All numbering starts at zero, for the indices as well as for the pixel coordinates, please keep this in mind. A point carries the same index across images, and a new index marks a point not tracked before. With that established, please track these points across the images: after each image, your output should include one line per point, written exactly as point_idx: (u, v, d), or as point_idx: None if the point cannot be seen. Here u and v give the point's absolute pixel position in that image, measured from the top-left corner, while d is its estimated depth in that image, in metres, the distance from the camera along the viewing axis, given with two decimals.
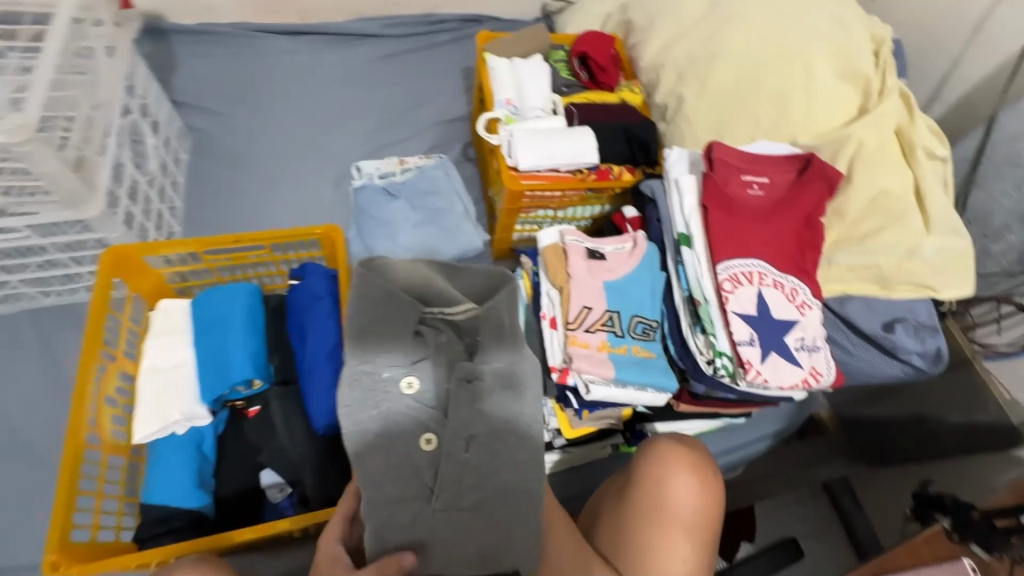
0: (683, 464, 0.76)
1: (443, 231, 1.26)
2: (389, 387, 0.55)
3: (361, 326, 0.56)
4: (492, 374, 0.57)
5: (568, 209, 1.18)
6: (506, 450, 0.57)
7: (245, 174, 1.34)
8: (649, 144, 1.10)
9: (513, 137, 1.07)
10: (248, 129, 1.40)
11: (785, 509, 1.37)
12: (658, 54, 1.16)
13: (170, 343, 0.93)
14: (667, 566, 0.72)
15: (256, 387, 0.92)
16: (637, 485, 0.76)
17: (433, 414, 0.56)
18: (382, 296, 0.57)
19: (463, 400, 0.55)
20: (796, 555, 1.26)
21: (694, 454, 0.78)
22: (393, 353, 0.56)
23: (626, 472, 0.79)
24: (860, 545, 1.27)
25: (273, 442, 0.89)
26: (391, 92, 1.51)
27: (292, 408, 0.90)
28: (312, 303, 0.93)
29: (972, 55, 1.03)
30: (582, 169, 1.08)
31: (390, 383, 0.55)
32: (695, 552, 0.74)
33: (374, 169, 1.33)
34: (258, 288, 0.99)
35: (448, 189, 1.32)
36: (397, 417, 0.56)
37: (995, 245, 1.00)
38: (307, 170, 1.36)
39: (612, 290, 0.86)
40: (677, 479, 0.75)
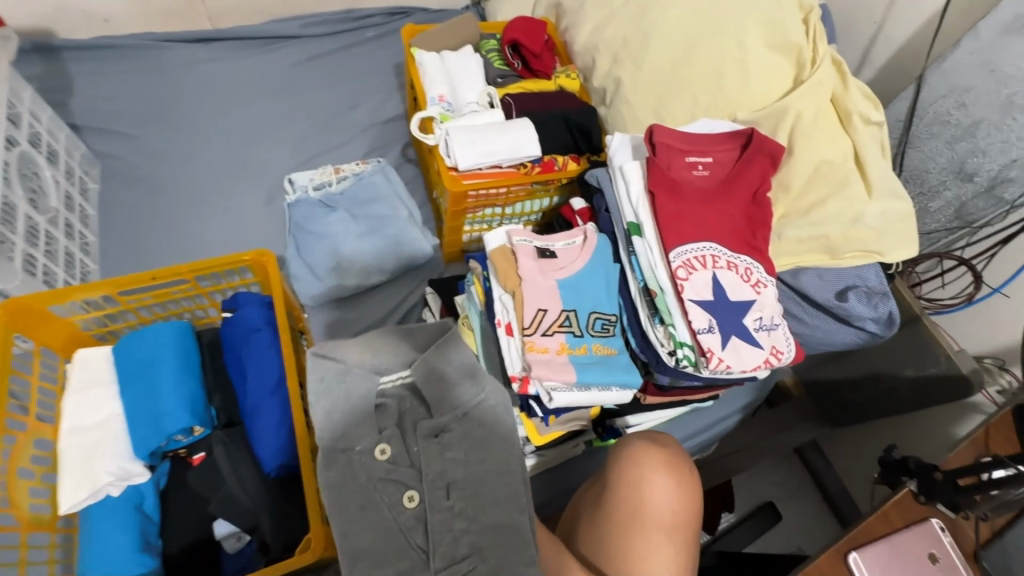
0: (658, 463, 0.75)
1: (388, 240, 1.18)
2: (365, 459, 0.55)
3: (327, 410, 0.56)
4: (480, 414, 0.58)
5: (516, 205, 1.14)
6: (489, 487, 0.56)
7: (168, 199, 1.24)
8: (590, 130, 1.07)
9: (449, 135, 1.02)
10: (165, 150, 1.30)
11: (760, 477, 1.40)
12: (592, 36, 1.13)
13: (92, 397, 0.84)
14: (650, 570, 0.71)
15: (197, 434, 0.84)
16: (615, 490, 0.75)
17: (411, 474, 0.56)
18: (339, 379, 0.57)
19: (432, 453, 0.56)
20: (777, 518, 1.27)
21: (668, 452, 0.77)
22: (363, 425, 0.57)
23: (602, 477, 0.78)
24: (834, 499, 1.29)
25: (222, 490, 0.81)
26: (319, 96, 1.43)
27: (239, 451, 0.83)
28: (250, 335, 0.86)
29: (894, 16, 1.04)
30: (525, 162, 1.04)
31: (364, 455, 0.56)
32: (677, 551, 0.73)
33: (307, 181, 1.25)
34: (188, 325, 0.91)
35: (389, 194, 1.24)
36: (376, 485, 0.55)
37: (933, 203, 1.02)
38: (234, 189, 1.27)
39: (566, 289, 0.83)
40: (653, 480, 0.74)
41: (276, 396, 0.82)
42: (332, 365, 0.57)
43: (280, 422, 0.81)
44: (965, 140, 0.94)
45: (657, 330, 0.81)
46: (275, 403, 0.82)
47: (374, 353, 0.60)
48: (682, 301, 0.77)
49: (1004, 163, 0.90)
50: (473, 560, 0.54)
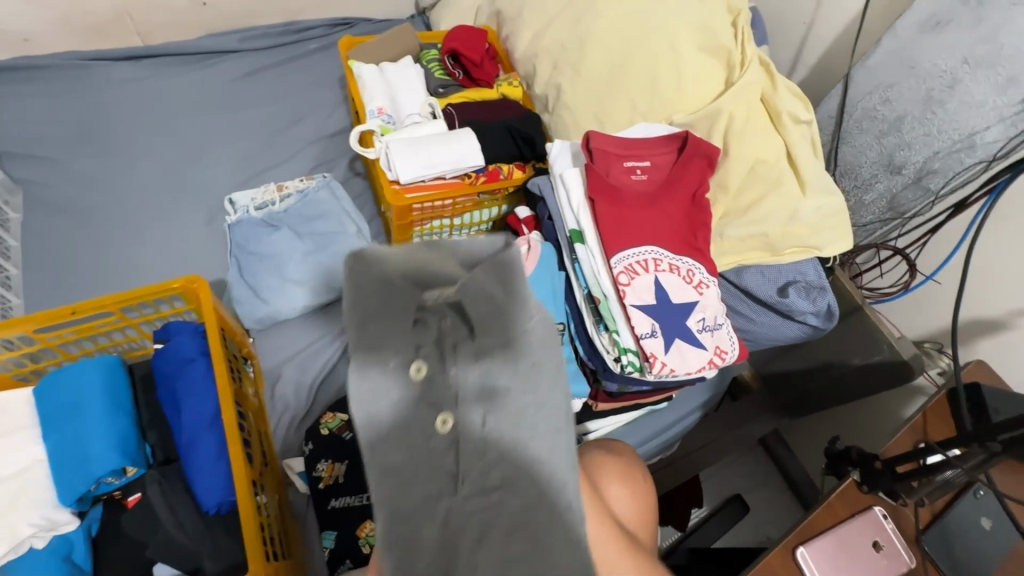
0: (613, 473, 0.74)
1: (336, 257, 1.15)
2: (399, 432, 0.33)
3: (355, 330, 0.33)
4: None
5: (465, 216, 1.12)
6: None
7: (100, 225, 1.18)
8: (534, 137, 1.06)
9: (389, 148, 1.00)
10: (95, 174, 1.24)
11: (726, 471, 1.41)
12: (531, 44, 1.13)
13: (12, 444, 0.79)
14: None
15: (130, 474, 0.80)
16: None
17: None
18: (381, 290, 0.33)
19: None
20: (745, 509, 1.28)
21: (624, 462, 0.77)
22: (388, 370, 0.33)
23: None
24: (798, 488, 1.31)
25: (159, 533, 0.77)
26: (259, 111, 1.39)
27: (175, 491, 0.79)
28: (184, 365, 0.82)
29: (822, 16, 1.07)
30: (469, 172, 1.03)
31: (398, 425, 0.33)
32: None
33: (248, 200, 1.21)
34: (118, 359, 0.86)
35: (335, 210, 1.21)
36: None
37: (867, 196, 1.06)
38: (171, 212, 1.22)
39: None
40: (608, 488, 0.72)
41: (214, 429, 0.79)
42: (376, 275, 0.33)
43: (218, 456, 0.78)
44: (892, 134, 0.97)
45: (602, 336, 0.81)
46: (213, 436, 0.78)
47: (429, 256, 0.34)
48: (625, 307, 0.78)
49: (928, 155, 0.93)
50: None
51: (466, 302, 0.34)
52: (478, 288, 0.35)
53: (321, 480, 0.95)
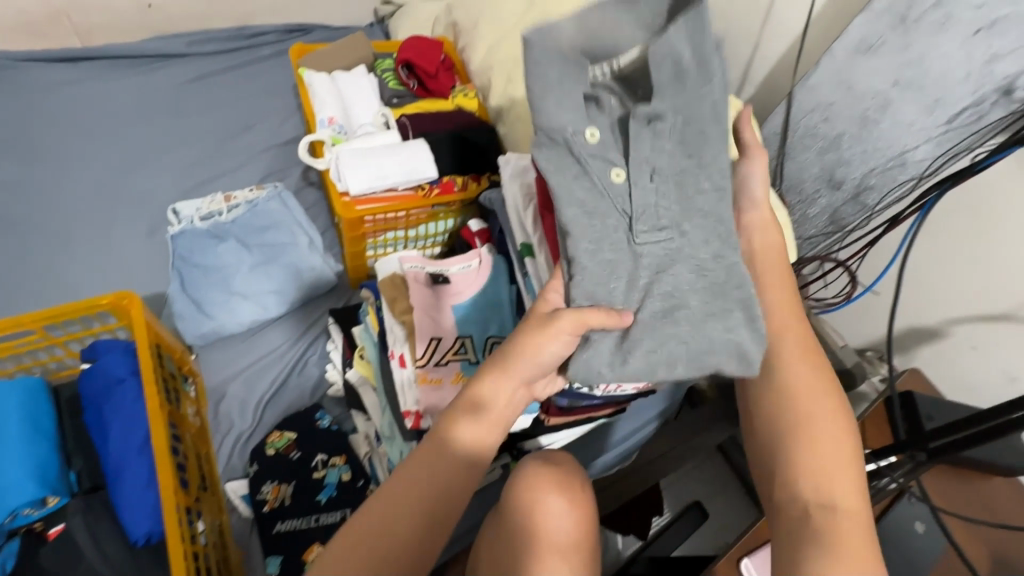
0: (548, 484, 0.67)
1: (286, 270, 1.12)
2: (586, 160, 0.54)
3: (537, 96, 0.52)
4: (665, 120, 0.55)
5: (419, 228, 1.10)
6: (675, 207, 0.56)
7: (30, 235, 1.12)
8: (488, 150, 1.06)
9: (340, 159, 0.98)
10: (26, 182, 1.18)
11: (684, 477, 1.42)
12: (487, 56, 1.13)
13: None
14: None
15: (52, 505, 0.75)
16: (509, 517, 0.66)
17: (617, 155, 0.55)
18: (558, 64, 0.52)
19: (643, 137, 0.54)
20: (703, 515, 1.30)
21: (562, 471, 0.69)
22: (576, 114, 0.53)
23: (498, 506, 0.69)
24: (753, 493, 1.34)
25: (80, 567, 0.72)
26: (209, 117, 1.34)
27: (101, 521, 0.75)
28: (112, 387, 0.77)
29: (768, 35, 1.11)
30: (423, 185, 1.02)
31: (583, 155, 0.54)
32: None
33: (193, 211, 1.16)
34: (41, 381, 0.81)
35: (287, 221, 1.18)
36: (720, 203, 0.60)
37: (811, 210, 1.09)
38: (110, 221, 1.16)
39: (462, 314, 0.80)
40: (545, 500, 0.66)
41: (144, 454, 0.75)
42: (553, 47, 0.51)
43: (148, 482, 0.74)
44: (832, 151, 1.01)
45: None
46: (143, 461, 0.74)
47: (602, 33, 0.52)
48: None
49: (865, 171, 0.97)
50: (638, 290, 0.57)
51: (654, 58, 0.52)
52: (664, 56, 0.52)
53: (265, 503, 0.92)
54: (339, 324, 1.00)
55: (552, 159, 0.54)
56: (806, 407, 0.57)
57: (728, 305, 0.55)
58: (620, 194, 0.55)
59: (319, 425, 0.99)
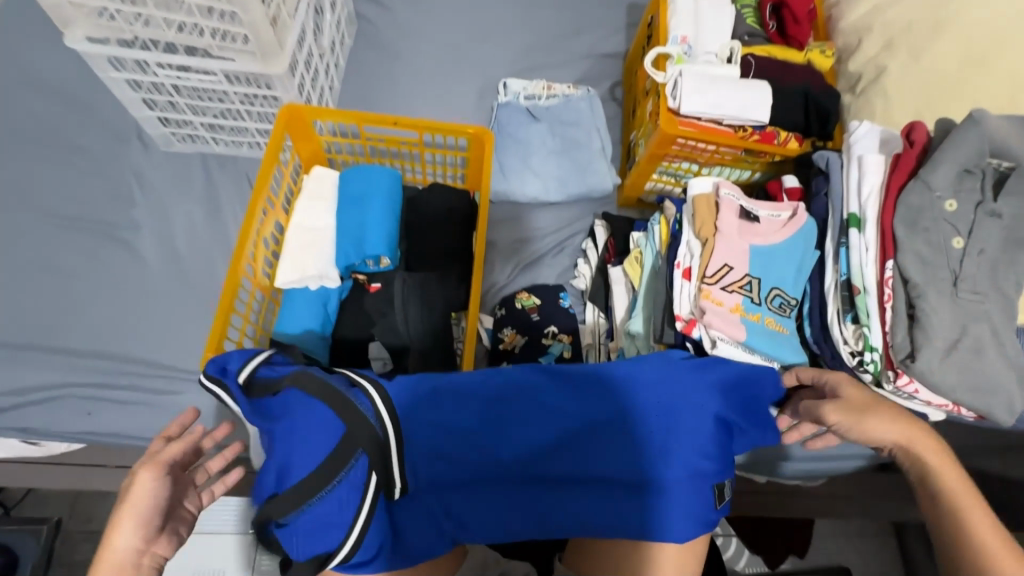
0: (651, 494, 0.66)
1: (577, 164, 1.23)
2: (938, 203, 0.72)
3: (940, 155, 0.72)
4: (1019, 219, 0.71)
5: (715, 168, 1.11)
6: (1007, 270, 0.72)
7: (400, 68, 1.36)
8: (830, 114, 1.00)
9: (682, 77, 1.00)
10: (409, 26, 1.41)
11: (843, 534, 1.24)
12: (866, 16, 1.04)
13: (318, 207, 0.99)
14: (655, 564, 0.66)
15: (383, 266, 0.97)
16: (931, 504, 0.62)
17: (961, 228, 0.72)
18: (974, 146, 0.71)
19: (985, 219, 0.72)
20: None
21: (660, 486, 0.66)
22: (948, 180, 0.72)
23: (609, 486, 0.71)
24: None
25: (389, 318, 0.94)
26: (552, 15, 1.47)
27: (412, 291, 0.93)
28: (699, 445, 0.63)
29: None
30: (747, 126, 1.00)
31: (939, 200, 0.72)
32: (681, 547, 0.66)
33: (520, 88, 1.30)
34: (399, 176, 1.01)
35: (590, 123, 1.28)
36: (1011, 293, 0.71)
37: None
38: (456, 77, 1.37)
39: (758, 256, 0.82)
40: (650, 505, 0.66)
41: (582, 495, 0.63)
42: (980, 136, 0.71)
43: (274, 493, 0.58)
44: None
45: (846, 328, 0.77)
46: (370, 470, 0.57)
47: (1004, 135, 0.71)
48: (885, 308, 0.74)
49: None
50: (961, 335, 0.69)
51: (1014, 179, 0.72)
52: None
53: (501, 343, 1.05)
54: (613, 229, 1.10)
55: (914, 206, 0.73)
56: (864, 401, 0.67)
57: (997, 356, 0.70)
58: (955, 256, 0.71)
59: (560, 304, 1.08)
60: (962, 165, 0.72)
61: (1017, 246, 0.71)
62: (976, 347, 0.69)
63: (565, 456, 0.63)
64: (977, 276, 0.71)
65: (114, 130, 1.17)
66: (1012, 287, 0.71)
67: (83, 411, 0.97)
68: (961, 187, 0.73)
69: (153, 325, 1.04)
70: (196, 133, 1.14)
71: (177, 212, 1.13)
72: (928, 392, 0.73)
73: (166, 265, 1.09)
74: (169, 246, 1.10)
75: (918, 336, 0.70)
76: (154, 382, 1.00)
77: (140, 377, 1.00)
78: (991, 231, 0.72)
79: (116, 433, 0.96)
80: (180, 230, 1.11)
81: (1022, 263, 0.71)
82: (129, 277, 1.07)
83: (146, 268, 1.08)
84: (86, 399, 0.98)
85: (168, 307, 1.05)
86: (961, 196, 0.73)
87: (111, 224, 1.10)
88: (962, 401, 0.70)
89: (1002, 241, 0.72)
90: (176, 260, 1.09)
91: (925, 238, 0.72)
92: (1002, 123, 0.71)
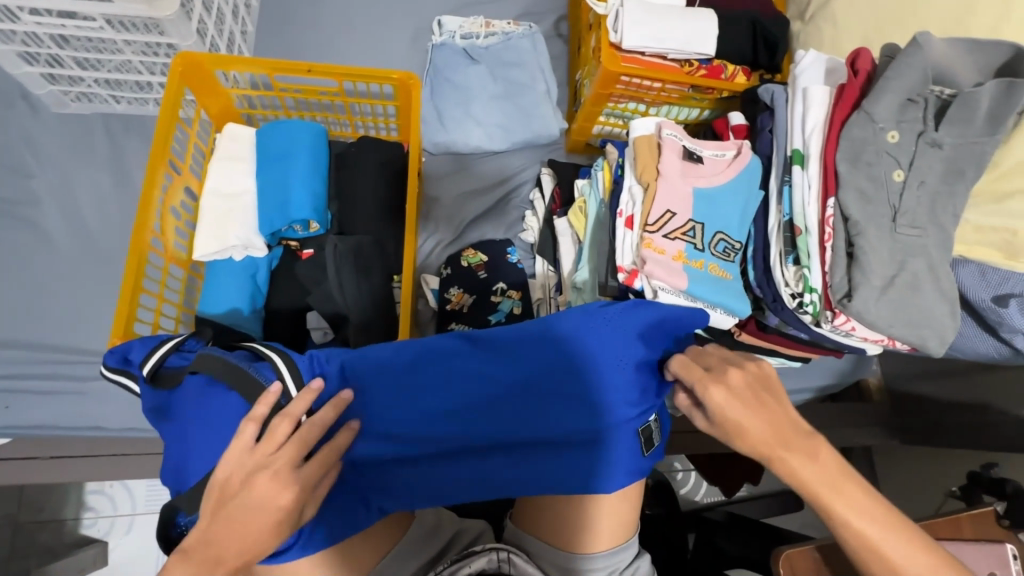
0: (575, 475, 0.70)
1: (520, 109, 1.16)
2: (881, 134, 0.70)
3: (885, 83, 0.69)
4: (960, 147, 0.69)
5: (662, 107, 1.06)
6: (946, 202, 0.70)
7: (323, 8, 1.23)
8: (779, 44, 0.95)
9: (623, 7, 0.92)
10: None
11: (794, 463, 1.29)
12: None
13: (234, 169, 0.91)
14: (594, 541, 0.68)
15: (312, 231, 0.91)
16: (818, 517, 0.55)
17: (902, 160, 0.70)
18: (918, 73, 0.68)
19: (925, 149, 0.70)
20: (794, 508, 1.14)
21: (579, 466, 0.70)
22: (891, 110, 0.69)
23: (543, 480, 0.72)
24: None
25: (323, 286, 0.87)
26: None
27: (344, 256, 0.86)
28: (619, 394, 0.62)
29: None
30: (692, 60, 0.95)
31: (882, 131, 0.70)
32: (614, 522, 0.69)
33: (456, 26, 1.19)
34: (324, 130, 0.93)
35: (533, 63, 1.19)
36: (949, 226, 0.70)
37: None
38: (386, 16, 1.25)
39: (701, 199, 0.79)
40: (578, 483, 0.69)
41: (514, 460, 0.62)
42: (924, 62, 0.68)
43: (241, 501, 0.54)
44: None
45: (787, 270, 0.75)
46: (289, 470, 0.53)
47: (944, 62, 0.70)
48: (825, 248, 0.72)
49: None
50: (898, 270, 0.69)
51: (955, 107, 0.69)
52: (972, 99, 0.68)
53: (449, 303, 1.01)
54: (559, 178, 1.06)
55: (856, 140, 0.70)
56: (734, 418, 0.55)
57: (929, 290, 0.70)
58: (895, 190, 0.70)
59: (508, 259, 1.04)
60: (906, 94, 0.69)
61: (956, 176, 0.70)
62: (911, 283, 0.69)
63: (503, 430, 0.61)
64: (915, 209, 0.69)
65: None
66: (949, 220, 0.70)
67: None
68: (905, 117, 0.70)
69: (68, 308, 0.96)
70: (91, 91, 1.01)
71: (80, 182, 1.02)
72: (865, 329, 0.73)
73: (76, 242, 0.99)
74: (76, 221, 1.00)
75: (856, 274, 0.68)
76: (77, 369, 0.93)
77: (60, 364, 0.93)
78: (930, 162, 0.70)
79: (40, 425, 0.90)
80: (87, 202, 1.01)
81: (960, 194, 0.70)
82: (34, 258, 0.97)
83: (51, 247, 0.98)
84: (2, 392, 0.91)
85: (83, 287, 0.97)
86: (903, 127, 0.70)
87: (5, 200, 0.99)
88: (898, 336, 0.70)
89: (942, 172, 0.70)
90: (85, 236, 0.99)
91: (867, 172, 0.70)
92: (945, 47, 0.69)
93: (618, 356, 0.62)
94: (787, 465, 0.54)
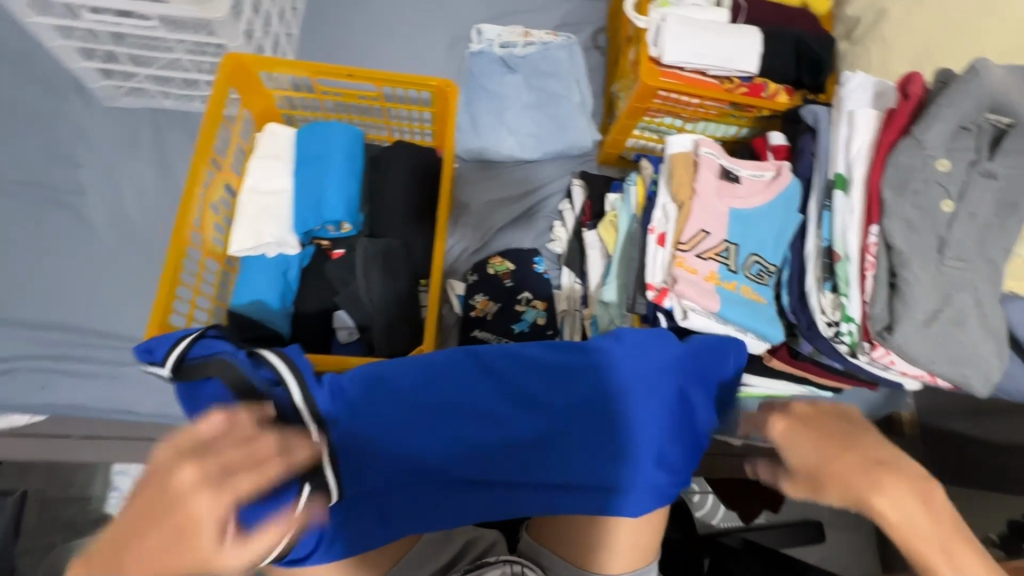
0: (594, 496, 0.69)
1: (554, 120, 1.16)
2: (930, 162, 0.67)
3: (938, 109, 0.66)
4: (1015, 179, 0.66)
5: (699, 123, 1.04)
6: (996, 236, 0.67)
7: (365, 13, 1.26)
8: (823, 64, 0.93)
9: (665, 22, 0.91)
10: None
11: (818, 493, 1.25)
12: None
13: (272, 168, 0.93)
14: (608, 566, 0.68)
15: (345, 231, 0.92)
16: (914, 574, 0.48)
17: (952, 190, 0.67)
18: (975, 100, 0.65)
19: (977, 179, 0.67)
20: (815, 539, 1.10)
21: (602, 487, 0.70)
22: (943, 137, 0.66)
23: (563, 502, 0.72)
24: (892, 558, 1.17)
25: (351, 286, 0.88)
26: None
27: (373, 259, 0.87)
28: (645, 424, 0.59)
29: None
30: (733, 77, 0.93)
31: (932, 159, 0.67)
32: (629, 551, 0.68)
33: (495, 35, 1.20)
34: (360, 133, 0.94)
35: (569, 73, 1.19)
36: (999, 260, 0.67)
37: None
38: (426, 23, 1.27)
39: (736, 220, 0.78)
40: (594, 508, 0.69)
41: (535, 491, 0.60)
42: (983, 88, 0.65)
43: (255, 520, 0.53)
44: None
45: (824, 297, 0.73)
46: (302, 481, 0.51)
47: (1006, 88, 0.65)
48: (865, 276, 0.70)
49: None
50: (943, 305, 0.66)
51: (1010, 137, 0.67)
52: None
53: (473, 310, 1.01)
54: (590, 190, 1.05)
55: (902, 165, 0.68)
56: (812, 458, 0.53)
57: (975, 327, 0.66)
58: (944, 220, 0.67)
59: (534, 268, 1.04)
60: (959, 121, 0.66)
61: (1010, 209, 0.67)
62: (957, 318, 0.66)
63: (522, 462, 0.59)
64: (964, 242, 0.66)
65: (51, 83, 1.07)
66: (999, 254, 0.67)
67: (37, 384, 0.93)
68: (956, 145, 0.68)
69: (107, 294, 0.99)
70: (141, 87, 1.05)
71: (125, 174, 1.05)
72: (904, 363, 0.70)
73: (118, 231, 1.03)
74: (119, 210, 1.04)
75: (898, 306, 0.66)
76: (112, 353, 0.96)
77: (96, 348, 0.96)
78: (983, 192, 0.67)
79: (73, 406, 0.93)
80: (130, 194, 1.05)
81: (1013, 227, 0.67)
82: (79, 245, 1.01)
83: (95, 235, 1.02)
84: (41, 372, 0.94)
85: (122, 275, 1.00)
86: (954, 155, 0.68)
87: (56, 188, 1.03)
88: (939, 373, 0.67)
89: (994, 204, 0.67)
90: (127, 226, 1.03)
91: (915, 201, 0.67)
92: (1007, 74, 0.66)
93: (650, 383, 0.60)
94: (881, 513, 0.48)
